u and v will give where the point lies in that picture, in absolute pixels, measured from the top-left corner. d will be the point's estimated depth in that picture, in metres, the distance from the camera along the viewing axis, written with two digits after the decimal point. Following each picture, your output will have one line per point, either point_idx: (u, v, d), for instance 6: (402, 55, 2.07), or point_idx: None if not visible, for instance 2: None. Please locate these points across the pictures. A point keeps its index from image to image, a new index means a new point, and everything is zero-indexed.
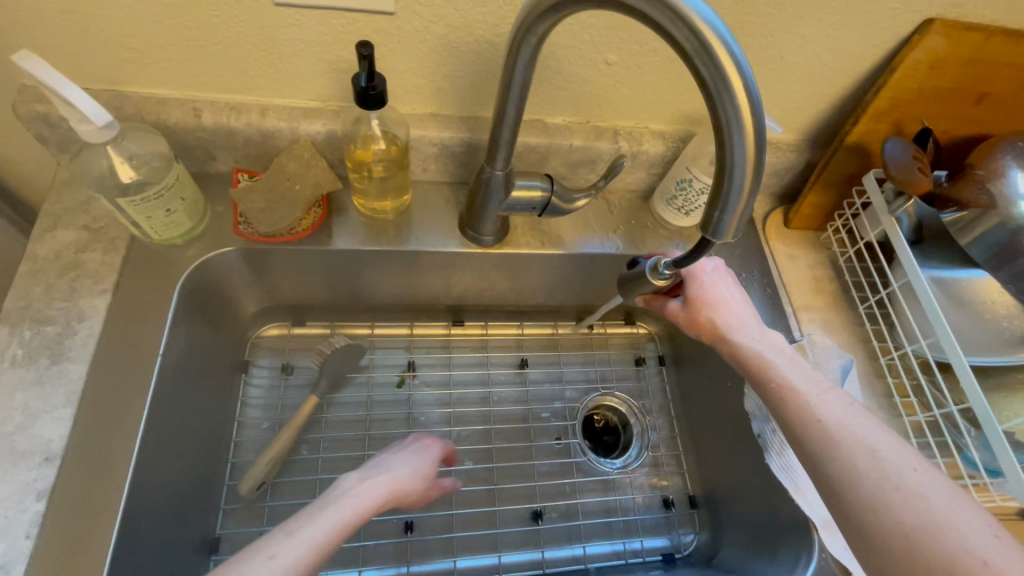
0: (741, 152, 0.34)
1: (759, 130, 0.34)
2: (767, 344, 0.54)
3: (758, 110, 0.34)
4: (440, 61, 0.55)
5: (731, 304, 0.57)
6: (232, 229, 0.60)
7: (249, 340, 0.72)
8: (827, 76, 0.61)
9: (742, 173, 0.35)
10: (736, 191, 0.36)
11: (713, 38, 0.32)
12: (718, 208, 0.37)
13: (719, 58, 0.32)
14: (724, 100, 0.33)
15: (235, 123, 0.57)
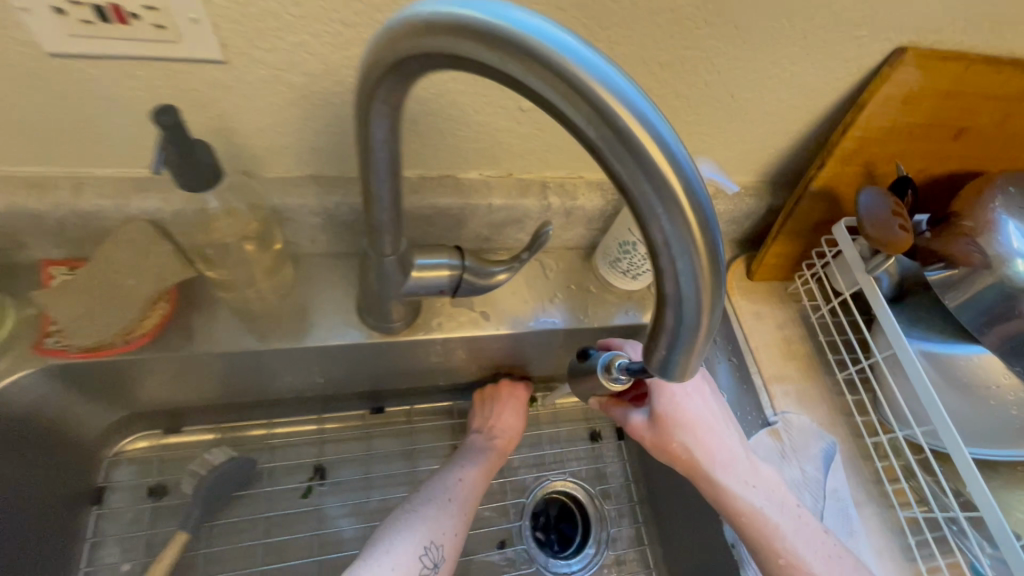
0: (689, 275, 0.25)
1: (713, 248, 0.25)
2: (756, 486, 0.52)
3: (709, 219, 0.24)
4: (306, 117, 0.43)
5: (714, 436, 0.54)
6: (33, 349, 0.46)
7: (105, 460, 0.58)
8: (787, 114, 0.52)
9: (695, 305, 0.25)
10: (688, 326, 0.26)
11: (633, 124, 0.22)
12: (663, 344, 0.28)
13: (645, 153, 0.23)
14: (658, 210, 0.24)
15: (36, 204, 0.43)
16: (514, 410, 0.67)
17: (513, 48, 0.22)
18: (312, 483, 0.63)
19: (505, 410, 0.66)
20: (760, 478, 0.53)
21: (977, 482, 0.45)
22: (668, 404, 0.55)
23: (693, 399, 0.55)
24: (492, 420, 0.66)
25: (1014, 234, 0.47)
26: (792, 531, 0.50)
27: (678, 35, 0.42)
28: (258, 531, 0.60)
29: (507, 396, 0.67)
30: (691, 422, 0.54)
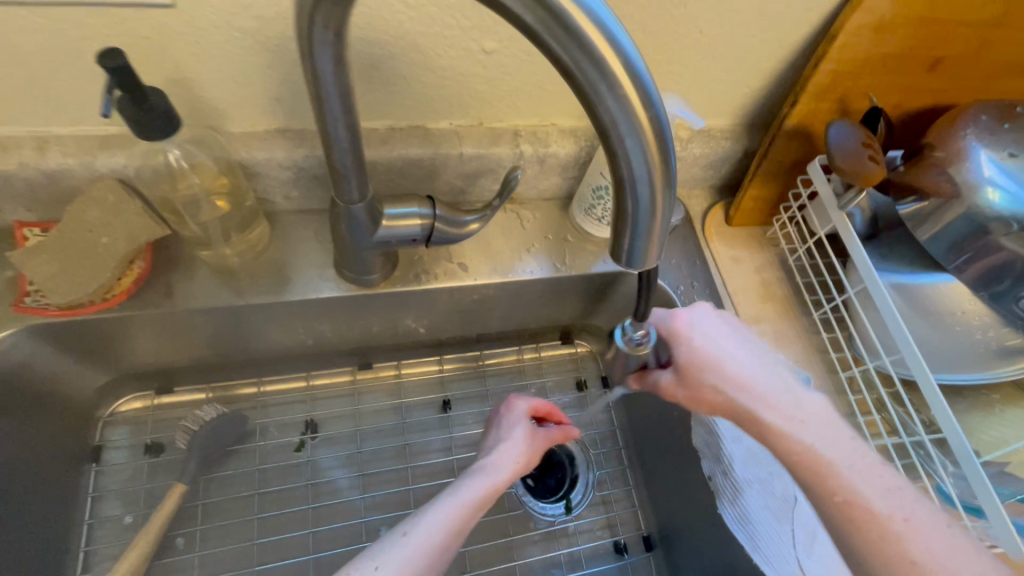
0: (641, 156, 0.25)
1: (659, 127, 0.25)
2: (808, 426, 0.44)
3: (652, 94, 0.24)
4: (264, 65, 0.43)
5: (750, 378, 0.47)
6: (19, 306, 0.47)
7: (99, 420, 0.59)
8: (757, 51, 0.51)
9: (649, 186, 0.26)
10: (645, 210, 0.27)
11: (568, 3, 0.22)
12: (626, 231, 0.28)
13: (582, 31, 0.22)
14: (603, 92, 0.24)
15: (5, 165, 0.44)
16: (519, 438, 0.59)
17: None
18: (304, 436, 0.65)
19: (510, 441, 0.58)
20: (809, 417, 0.45)
21: (942, 408, 0.45)
22: (694, 351, 0.49)
23: (724, 341, 0.49)
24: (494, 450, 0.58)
25: (986, 164, 0.47)
26: (852, 469, 0.42)
27: None
28: (253, 483, 0.61)
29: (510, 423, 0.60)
30: (726, 368, 0.47)
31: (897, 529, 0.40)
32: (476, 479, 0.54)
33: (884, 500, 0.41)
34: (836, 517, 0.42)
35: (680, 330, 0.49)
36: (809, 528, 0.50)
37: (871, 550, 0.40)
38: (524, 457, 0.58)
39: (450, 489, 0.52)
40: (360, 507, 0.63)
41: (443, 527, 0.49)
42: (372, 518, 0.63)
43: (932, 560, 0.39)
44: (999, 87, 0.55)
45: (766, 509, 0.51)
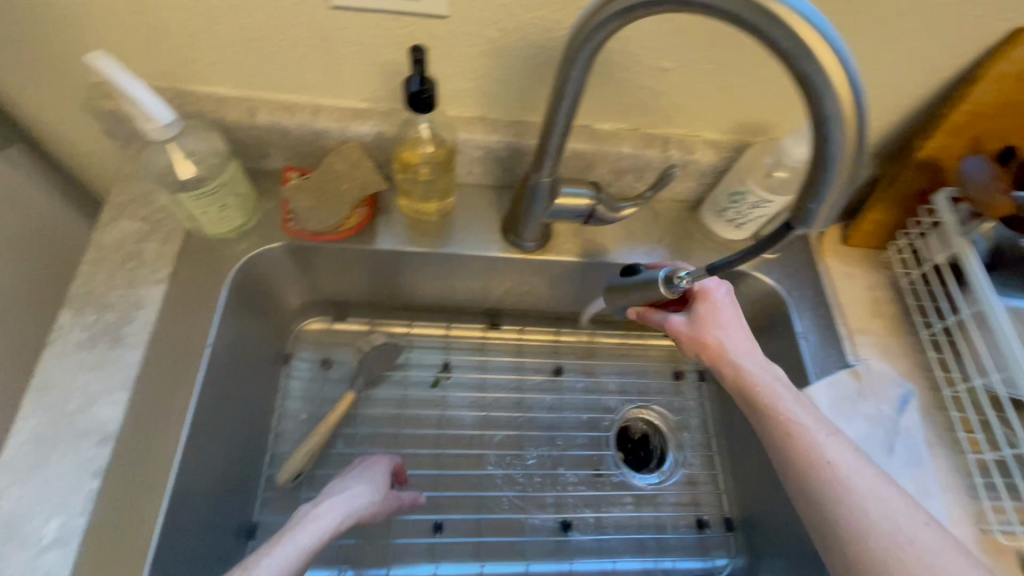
0: (840, 142, 0.34)
1: (859, 121, 0.33)
2: (774, 375, 0.51)
3: (860, 97, 0.33)
4: (490, 65, 0.55)
5: (744, 335, 0.53)
6: (282, 226, 0.62)
7: (292, 333, 0.73)
8: (898, 87, 0.58)
9: (838, 165, 0.34)
10: (830, 183, 0.35)
11: (809, 31, 0.32)
12: (812, 200, 0.36)
13: (819, 52, 0.32)
14: (823, 93, 0.33)
15: (289, 122, 0.59)
16: (375, 481, 0.57)
17: None
18: (439, 374, 0.76)
19: (365, 486, 0.55)
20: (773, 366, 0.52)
21: None
22: (707, 304, 0.55)
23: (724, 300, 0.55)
24: (343, 491, 0.54)
25: None
26: (799, 403, 0.48)
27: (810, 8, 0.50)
28: (397, 404, 0.73)
29: (366, 466, 0.59)
30: (724, 321, 0.54)
31: (819, 439, 0.46)
32: (310, 525, 0.48)
33: (814, 420, 0.47)
34: (777, 432, 0.47)
35: (698, 282, 0.55)
36: None
37: (800, 456, 0.46)
38: (374, 506, 0.55)
39: (289, 533, 0.47)
40: (481, 442, 0.73)
41: (281, 567, 0.44)
42: (487, 451, 0.73)
43: (844, 464, 0.44)
44: None
45: None
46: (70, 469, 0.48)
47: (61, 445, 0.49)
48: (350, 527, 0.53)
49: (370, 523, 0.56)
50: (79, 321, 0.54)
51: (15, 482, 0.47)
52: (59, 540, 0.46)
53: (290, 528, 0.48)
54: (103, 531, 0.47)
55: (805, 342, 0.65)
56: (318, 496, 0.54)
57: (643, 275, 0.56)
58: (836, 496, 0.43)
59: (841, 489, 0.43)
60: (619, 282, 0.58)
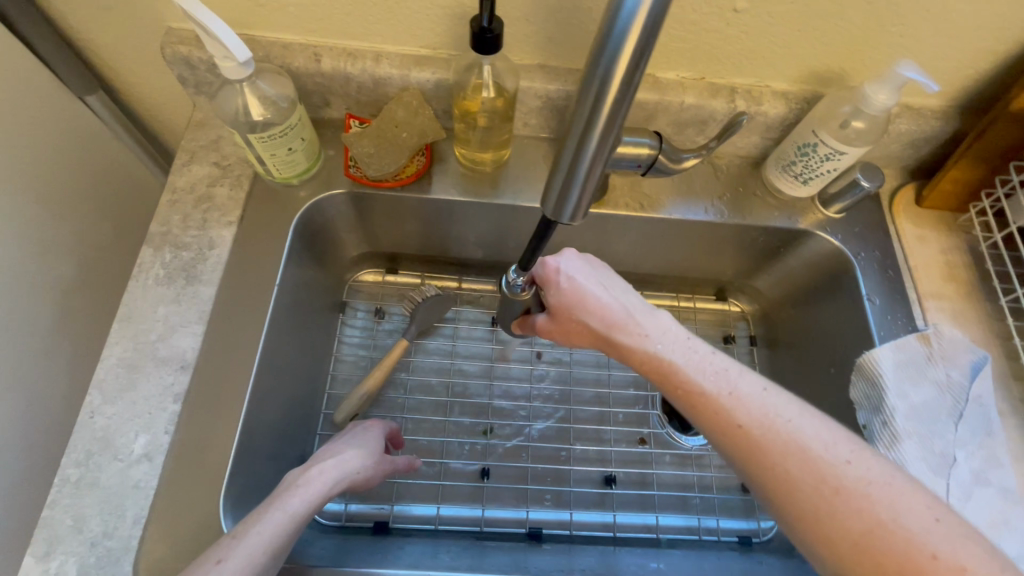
0: (584, 149, 0.38)
1: (604, 144, 0.38)
2: (658, 337, 0.48)
3: (626, 96, 0.35)
4: (554, 8, 0.53)
5: (613, 308, 0.50)
6: (343, 172, 0.63)
7: (347, 282, 0.75)
8: (998, 29, 0.53)
9: (577, 164, 0.39)
10: (566, 174, 0.40)
11: (629, 42, 0.33)
12: (560, 168, 0.40)
13: (628, 22, 0.32)
14: (597, 102, 0.36)
15: (351, 69, 0.59)
16: (365, 443, 0.58)
17: None
18: (487, 329, 0.77)
19: (354, 450, 0.56)
20: (653, 325, 0.49)
21: None
22: (557, 289, 0.52)
23: (583, 272, 0.52)
24: (334, 455, 0.55)
25: None
26: (690, 363, 0.46)
27: None
28: (447, 355, 0.75)
29: (356, 432, 0.60)
30: (581, 301, 0.51)
31: (723, 402, 0.43)
32: (301, 491, 0.50)
33: (712, 379, 0.45)
34: (687, 410, 0.45)
35: (541, 270, 0.52)
36: (963, 488, 0.53)
37: (712, 425, 0.44)
38: (364, 470, 0.56)
39: (279, 499, 0.49)
40: (527, 395, 0.74)
41: (274, 534, 0.46)
42: (533, 404, 0.74)
43: (755, 421, 0.42)
44: None
45: (924, 461, 0.54)
46: (154, 393, 0.52)
47: (145, 371, 0.53)
48: (344, 489, 0.55)
49: (366, 488, 0.58)
50: (158, 259, 0.58)
51: (108, 400, 0.51)
52: (146, 455, 0.49)
53: (279, 491, 0.50)
54: (183, 451, 0.50)
55: (870, 305, 0.62)
56: (312, 458, 0.55)
57: (503, 304, 0.60)
58: (757, 460, 0.41)
59: (759, 452, 0.41)
60: (500, 315, 0.62)
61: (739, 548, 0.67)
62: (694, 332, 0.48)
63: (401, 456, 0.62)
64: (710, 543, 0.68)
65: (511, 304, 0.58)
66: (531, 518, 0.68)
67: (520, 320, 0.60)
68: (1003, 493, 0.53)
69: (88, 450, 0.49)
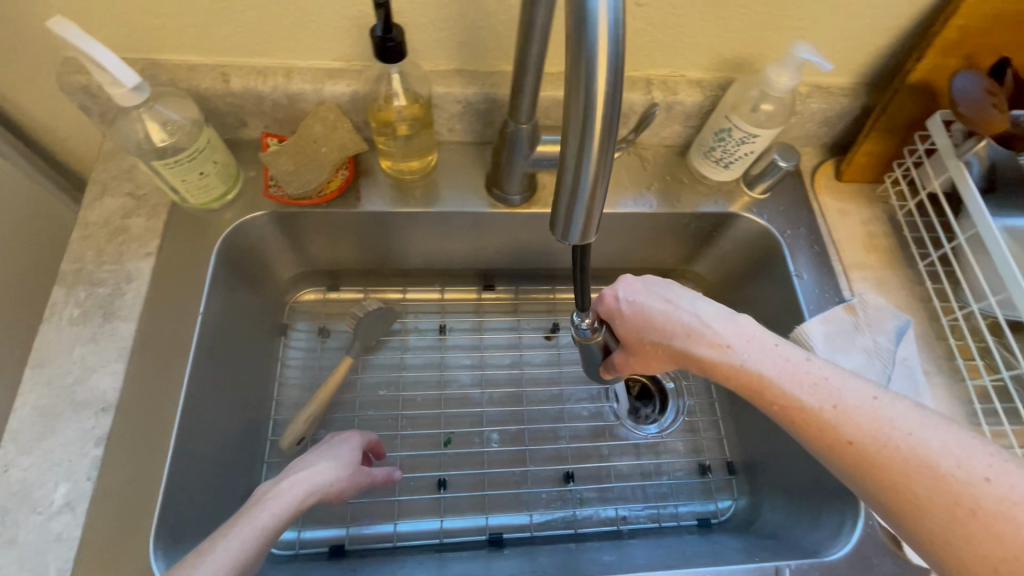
0: (585, 160, 0.36)
1: (602, 151, 0.36)
2: (746, 349, 0.47)
3: (615, 88, 0.34)
4: (459, 12, 0.53)
5: (687, 326, 0.50)
6: (264, 193, 0.61)
7: (287, 304, 0.73)
8: (886, 7, 0.55)
9: (582, 178, 0.37)
10: (573, 192, 0.38)
11: (603, 44, 0.33)
12: (563, 190, 0.38)
13: (597, 15, 0.32)
14: (588, 110, 0.34)
15: (262, 87, 0.58)
16: (339, 453, 0.56)
17: None
18: (436, 338, 0.76)
19: (322, 459, 0.55)
20: (735, 336, 0.48)
21: None
22: (623, 318, 0.54)
23: (650, 291, 0.54)
24: (305, 466, 0.54)
25: None
26: (783, 374, 0.44)
27: None
28: (397, 368, 0.74)
29: (331, 442, 0.58)
30: (650, 323, 0.52)
31: (827, 417, 0.41)
32: (271, 504, 0.49)
33: (811, 392, 0.42)
34: (787, 427, 0.44)
35: (602, 306, 0.56)
36: None
37: (822, 442, 0.41)
38: (337, 483, 0.54)
39: (246, 515, 0.47)
40: (480, 400, 0.74)
41: (236, 555, 0.44)
42: (487, 410, 0.73)
43: (867, 436, 0.39)
44: None
45: None
46: (74, 438, 0.49)
47: (63, 416, 0.50)
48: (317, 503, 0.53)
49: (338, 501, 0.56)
50: (72, 298, 0.55)
51: (23, 451, 0.49)
52: (69, 505, 0.47)
53: (251, 506, 0.49)
54: (109, 496, 0.48)
55: (798, 281, 0.64)
56: (287, 467, 0.54)
57: (584, 357, 0.60)
58: (874, 478, 0.38)
59: (875, 472, 0.38)
60: (589, 368, 0.62)
61: (699, 531, 0.68)
62: (784, 341, 0.47)
63: (379, 468, 0.60)
64: (671, 528, 0.69)
65: (588, 353, 0.59)
66: (491, 524, 0.67)
67: (608, 364, 0.59)
68: None
69: (5, 505, 0.47)
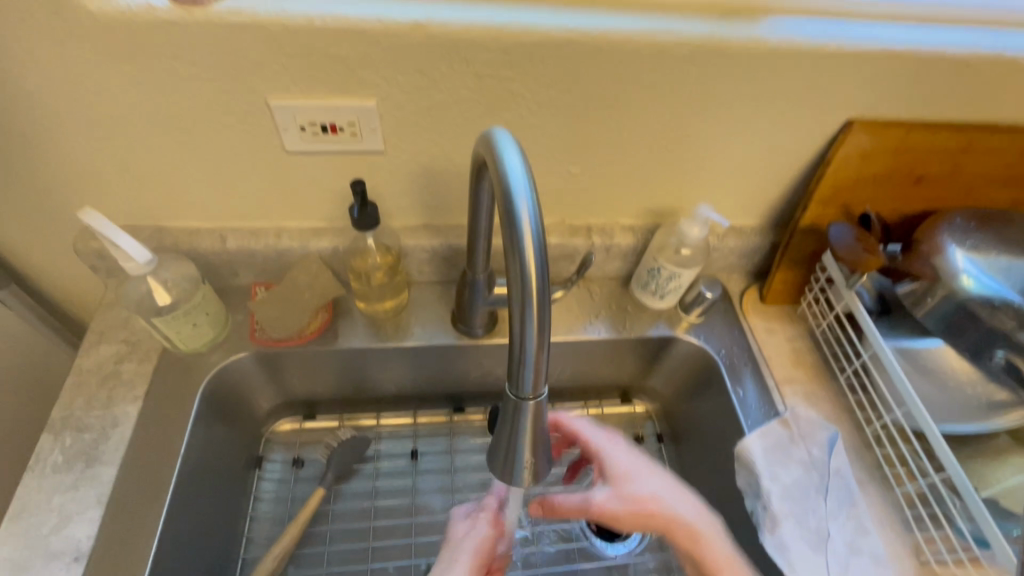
0: (527, 335, 0.35)
1: (541, 324, 0.35)
2: (723, 547, 0.55)
3: (545, 270, 0.34)
4: (424, 184, 0.64)
5: (660, 497, 0.57)
6: (249, 336, 0.68)
7: (264, 436, 0.76)
8: (771, 171, 0.68)
9: (527, 350, 0.35)
10: (520, 364, 0.36)
11: (528, 234, 0.33)
12: (511, 361, 0.37)
13: (520, 215, 0.33)
14: (521, 290, 0.34)
15: (254, 245, 0.67)
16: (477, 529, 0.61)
17: (497, 169, 0.35)
18: (408, 463, 0.77)
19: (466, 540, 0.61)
20: (717, 533, 0.56)
21: (942, 449, 0.54)
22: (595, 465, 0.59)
23: (613, 449, 0.60)
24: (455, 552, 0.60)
25: (959, 259, 0.57)
26: None
27: (680, 121, 0.61)
28: (369, 496, 0.74)
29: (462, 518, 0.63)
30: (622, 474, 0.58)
31: None
32: None
33: None
34: None
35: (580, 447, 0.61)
36: (839, 559, 0.58)
37: None
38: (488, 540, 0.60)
39: None
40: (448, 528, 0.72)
41: None
42: None
43: None
44: (975, 198, 0.69)
45: (802, 539, 0.59)
46: None
47: (33, 569, 0.51)
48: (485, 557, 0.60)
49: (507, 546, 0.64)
50: (57, 444, 0.58)
51: None
52: None
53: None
54: None
55: (735, 396, 0.71)
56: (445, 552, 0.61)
57: (499, 420, 0.40)
58: None
59: None
60: (492, 439, 0.41)
61: None
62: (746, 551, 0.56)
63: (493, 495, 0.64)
64: None
65: (510, 426, 0.39)
66: None
67: (516, 459, 0.41)
68: (875, 561, 0.58)
69: None
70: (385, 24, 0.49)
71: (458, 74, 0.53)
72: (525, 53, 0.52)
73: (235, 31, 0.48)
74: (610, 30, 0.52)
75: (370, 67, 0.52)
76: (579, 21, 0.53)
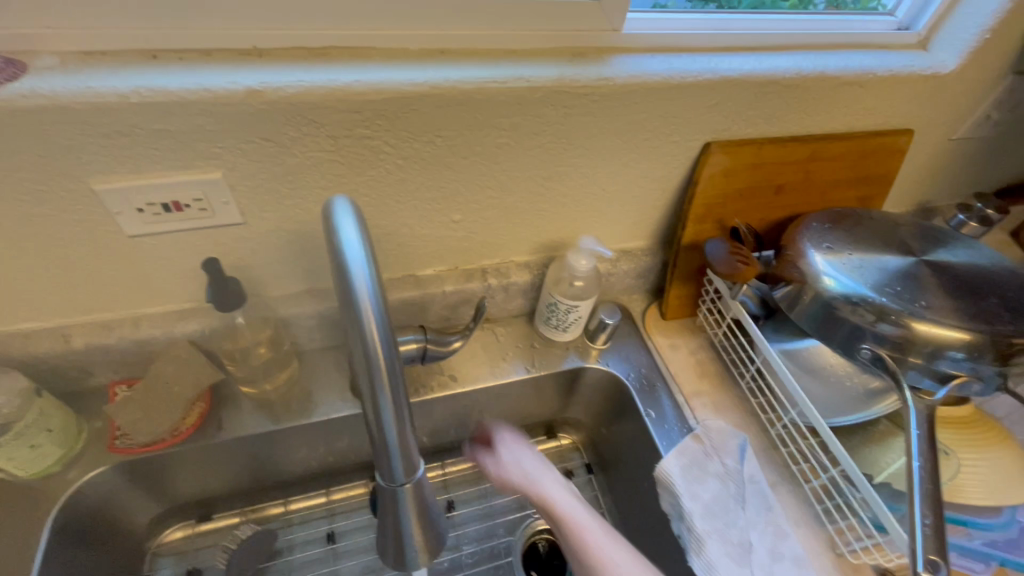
0: (386, 415, 0.33)
1: (398, 402, 0.33)
2: None
3: (393, 347, 0.32)
4: (297, 249, 0.60)
5: None
6: (109, 447, 0.59)
7: (148, 551, 0.66)
8: (647, 196, 0.71)
9: (389, 431, 0.33)
10: (384, 446, 0.34)
11: (369, 312, 0.31)
12: (374, 444, 0.34)
13: (358, 292, 0.31)
14: (371, 371, 0.32)
15: (107, 339, 0.59)
16: None
17: (331, 242, 0.33)
18: (324, 548, 0.70)
19: None
20: None
21: (834, 446, 0.57)
22: None
23: None
24: None
25: (819, 261, 0.61)
26: None
27: (549, 159, 0.61)
28: None
29: None
30: None
31: None
32: None
33: None
34: None
35: None
36: (764, 569, 0.59)
37: None
38: None
39: None
40: None
41: None
42: None
43: None
44: (826, 199, 0.76)
45: (727, 555, 0.59)
46: None
47: None
48: None
49: None
50: None
51: None
52: None
53: None
54: None
55: (649, 418, 0.71)
56: None
57: (378, 500, 0.38)
58: None
59: None
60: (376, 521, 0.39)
61: None
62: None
63: None
64: None
65: (388, 508, 0.37)
66: None
67: (405, 536, 0.39)
68: (796, 562, 0.59)
69: None
70: (216, 94, 0.46)
71: (309, 137, 0.50)
72: (378, 111, 0.50)
73: (32, 116, 0.42)
74: (462, 82, 0.52)
75: (206, 138, 0.48)
76: (430, 74, 0.52)
